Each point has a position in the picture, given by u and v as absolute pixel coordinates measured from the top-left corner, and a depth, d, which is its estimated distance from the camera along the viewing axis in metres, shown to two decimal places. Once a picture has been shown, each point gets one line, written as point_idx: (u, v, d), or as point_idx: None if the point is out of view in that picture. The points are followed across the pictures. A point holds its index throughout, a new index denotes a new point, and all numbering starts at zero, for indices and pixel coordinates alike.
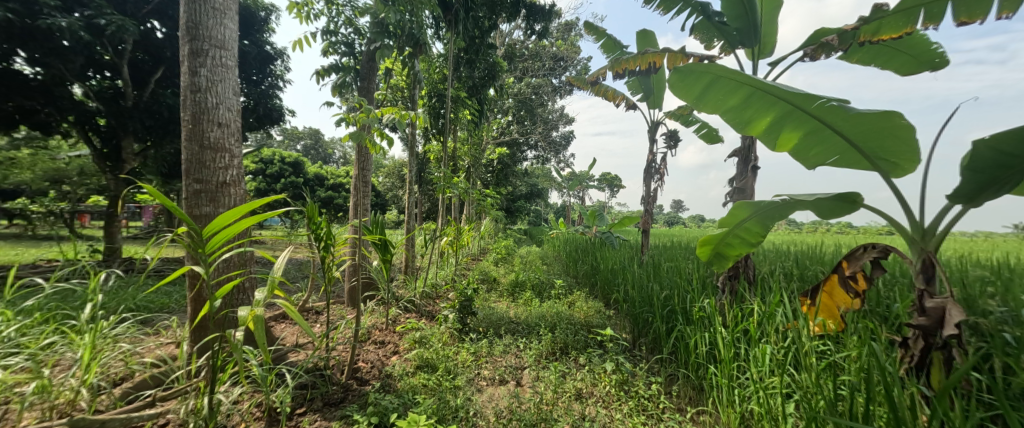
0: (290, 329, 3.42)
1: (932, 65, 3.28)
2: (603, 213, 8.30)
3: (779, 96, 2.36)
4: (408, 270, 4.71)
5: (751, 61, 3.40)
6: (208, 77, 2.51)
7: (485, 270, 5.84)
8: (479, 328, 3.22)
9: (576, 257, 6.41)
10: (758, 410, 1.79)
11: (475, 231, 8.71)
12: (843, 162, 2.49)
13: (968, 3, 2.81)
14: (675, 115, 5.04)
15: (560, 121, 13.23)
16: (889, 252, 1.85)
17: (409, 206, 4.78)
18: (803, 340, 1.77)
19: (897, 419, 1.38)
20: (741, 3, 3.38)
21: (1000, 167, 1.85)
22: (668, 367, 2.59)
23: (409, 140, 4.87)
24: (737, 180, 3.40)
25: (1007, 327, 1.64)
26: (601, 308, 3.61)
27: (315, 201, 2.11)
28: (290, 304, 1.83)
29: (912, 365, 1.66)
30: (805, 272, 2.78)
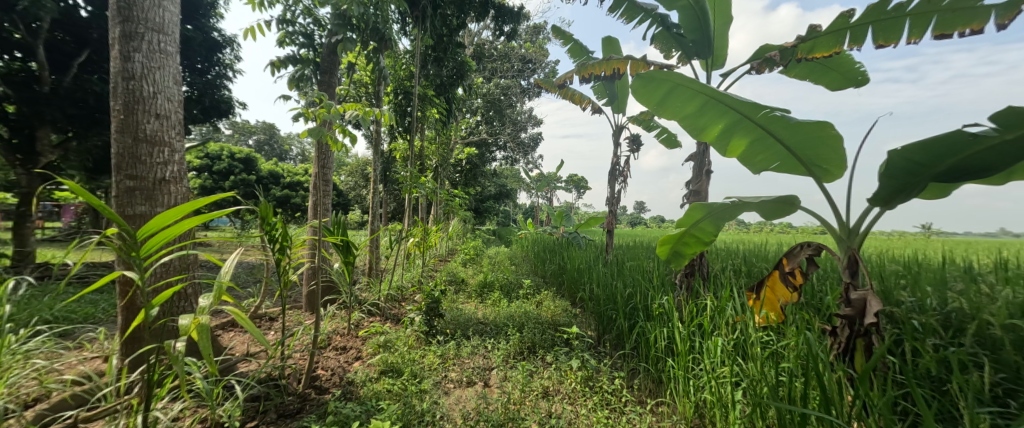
0: (239, 337, 3.20)
1: (857, 82, 3.64)
2: (570, 214, 8.48)
3: (730, 105, 2.52)
4: (372, 273, 4.55)
5: (705, 71, 3.62)
6: (144, 63, 2.28)
7: (453, 271, 5.76)
8: (447, 331, 3.17)
9: (544, 257, 6.49)
10: (710, 398, 1.90)
11: (443, 232, 8.58)
12: (783, 168, 2.70)
13: (885, 29, 3.15)
14: (637, 120, 5.23)
15: (528, 123, 13.34)
16: (822, 250, 2.02)
17: (373, 206, 4.61)
18: (749, 331, 1.91)
19: (827, 400, 1.52)
20: (697, 17, 3.59)
21: (911, 175, 2.07)
22: (630, 361, 2.70)
23: (374, 138, 4.71)
24: (693, 183, 3.60)
25: (915, 315, 1.85)
26: (568, 306, 3.69)
27: (270, 201, 1.97)
28: (239, 309, 1.70)
29: (839, 351, 1.84)
30: (752, 269, 3.00)
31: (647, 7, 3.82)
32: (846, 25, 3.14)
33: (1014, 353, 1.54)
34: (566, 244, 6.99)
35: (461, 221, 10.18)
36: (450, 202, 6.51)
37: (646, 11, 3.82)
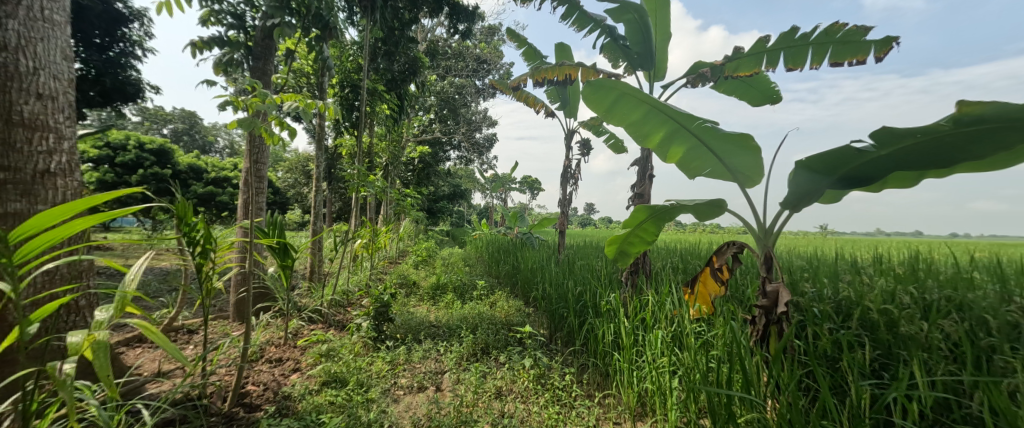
0: (149, 354, 2.81)
1: (772, 100, 4.10)
2: (524, 215, 8.55)
3: (670, 115, 2.73)
4: (314, 276, 4.24)
5: (648, 82, 3.86)
6: (22, 32, 1.92)
7: (404, 273, 5.57)
8: (397, 336, 3.03)
9: (498, 258, 6.48)
10: (651, 387, 2.04)
11: (394, 233, 8.26)
12: (713, 174, 2.97)
13: (793, 55, 3.59)
14: (587, 125, 5.44)
15: (483, 123, 13.25)
16: (744, 248, 2.25)
17: (316, 205, 4.30)
18: (685, 323, 2.08)
19: (748, 382, 1.69)
20: (642, 30, 3.82)
21: (812, 182, 2.35)
22: (580, 357, 2.81)
23: (316, 132, 4.41)
24: (637, 186, 3.82)
25: (816, 303, 2.14)
26: (522, 305, 3.74)
27: (189, 198, 1.75)
28: (148, 323, 1.47)
29: (758, 338, 2.06)
30: (688, 266, 3.27)
31: (596, 18, 3.99)
32: (762, 49, 3.59)
33: (886, 333, 1.84)
34: (518, 245, 7.06)
35: (414, 221, 9.89)
36: (402, 201, 6.28)
37: (596, 21, 3.98)
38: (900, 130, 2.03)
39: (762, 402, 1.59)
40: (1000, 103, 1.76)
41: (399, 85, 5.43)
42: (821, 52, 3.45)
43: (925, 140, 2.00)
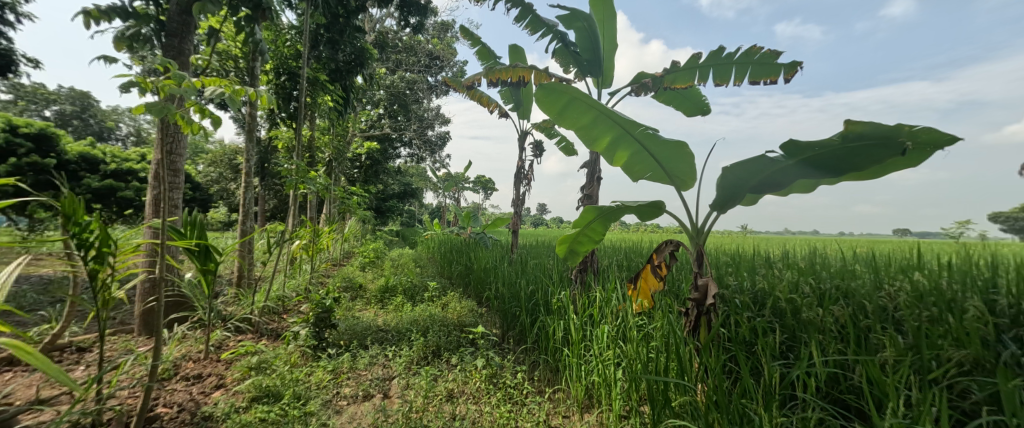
0: (24, 378, 2.36)
1: (703, 112, 4.46)
2: (478, 214, 8.48)
3: (617, 120, 2.86)
4: (242, 282, 3.84)
5: (596, 88, 4.01)
6: None
7: (350, 276, 5.32)
8: (339, 343, 2.91)
9: (450, 258, 6.35)
10: (597, 380, 2.13)
11: (338, 233, 7.80)
12: (654, 179, 3.15)
13: (721, 71, 3.94)
14: (540, 126, 5.53)
15: (437, 120, 12.96)
16: (679, 245, 2.41)
17: (247, 203, 3.91)
18: (629, 317, 2.21)
19: (681, 368, 1.83)
20: (591, 38, 3.96)
21: (735, 187, 2.62)
22: (531, 354, 2.87)
23: (246, 122, 4.00)
24: (586, 188, 3.95)
25: (738, 295, 2.39)
26: (476, 304, 3.72)
27: (78, 193, 1.61)
28: (19, 341, 1.29)
29: (690, 328, 2.22)
30: (633, 264, 3.48)
31: (548, 23, 4.07)
32: (694, 64, 3.91)
33: (793, 320, 2.09)
34: (469, 245, 6.99)
35: (358, 220, 9.40)
36: (347, 200, 5.93)
37: (548, 25, 4.07)
38: (804, 141, 2.34)
39: (693, 386, 1.72)
40: (875, 122, 2.10)
41: (342, 76, 5.10)
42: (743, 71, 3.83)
43: (823, 151, 2.32)
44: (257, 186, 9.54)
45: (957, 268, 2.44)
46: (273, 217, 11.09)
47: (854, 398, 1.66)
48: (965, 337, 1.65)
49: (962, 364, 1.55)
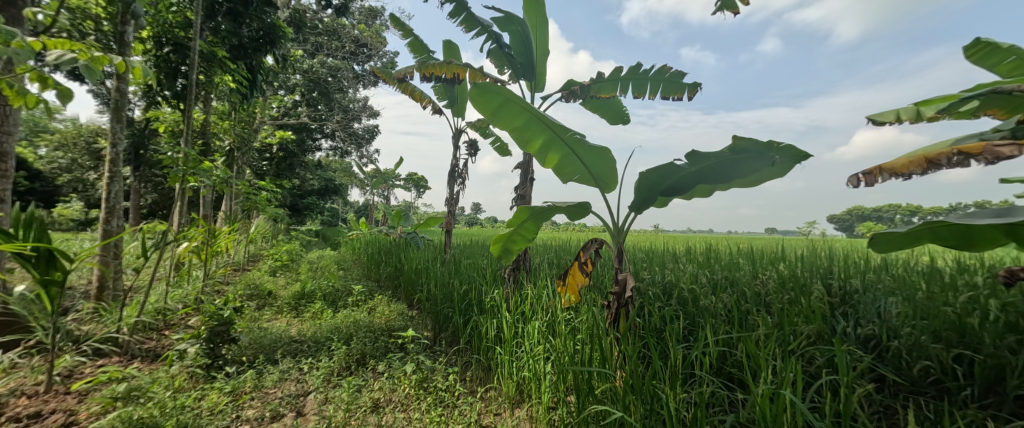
0: None
1: (625, 121, 4.82)
2: (409, 213, 7.98)
3: (549, 124, 2.96)
4: (104, 295, 3.17)
5: (529, 91, 4.09)
6: None
7: (257, 281, 4.91)
8: (241, 359, 2.74)
9: (378, 259, 5.99)
10: (528, 375, 2.19)
11: (242, 233, 6.93)
12: (581, 181, 3.34)
13: (640, 84, 4.29)
14: (474, 126, 5.50)
15: (365, 113, 12.23)
16: (603, 244, 2.60)
17: (117, 197, 3.29)
18: (558, 313, 2.32)
19: (603, 357, 1.94)
20: (525, 42, 4.03)
21: (648, 190, 2.99)
22: (464, 355, 2.86)
23: (115, 98, 3.33)
24: (520, 188, 4.03)
25: (651, 288, 2.67)
26: (407, 307, 3.60)
27: None
28: None
29: (611, 318, 2.36)
30: (562, 261, 3.80)
31: (483, 22, 4.05)
32: (617, 77, 4.21)
33: (692, 308, 2.38)
34: (395, 245, 6.68)
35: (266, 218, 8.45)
36: (254, 196, 5.28)
37: (482, 25, 4.05)
38: (704, 152, 2.67)
39: (615, 373, 1.84)
40: (757, 139, 2.48)
41: (246, 54, 4.53)
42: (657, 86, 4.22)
43: (720, 161, 2.67)
44: (129, 177, 8.03)
45: (809, 260, 3.01)
46: (149, 214, 9.44)
47: (737, 370, 1.92)
48: (812, 315, 2.02)
49: (810, 336, 1.90)
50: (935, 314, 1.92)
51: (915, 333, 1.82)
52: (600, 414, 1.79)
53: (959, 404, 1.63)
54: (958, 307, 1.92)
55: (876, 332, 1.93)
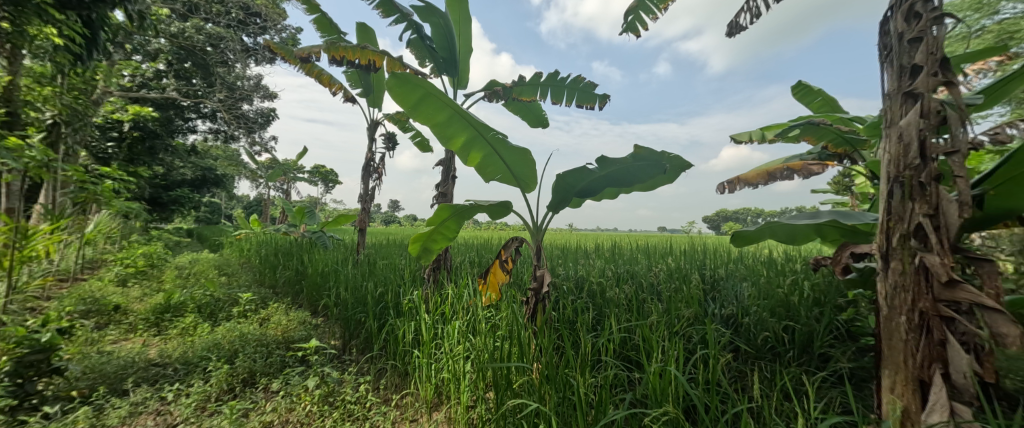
0: None
1: (543, 123, 5.01)
2: (314, 210, 7.15)
3: (472, 122, 2.94)
4: None
5: (452, 87, 4.01)
6: None
7: (105, 291, 4.15)
8: (69, 394, 2.35)
9: (274, 262, 5.32)
10: (447, 376, 2.18)
11: (74, 232, 5.51)
12: (503, 180, 3.39)
13: (557, 89, 4.51)
14: (392, 118, 5.30)
15: (257, 93, 10.89)
16: (523, 242, 2.69)
17: None
18: (477, 313, 2.40)
19: (520, 351, 2.01)
20: (447, 36, 3.92)
21: (563, 191, 3.21)
22: (377, 362, 2.81)
23: None
24: (441, 186, 3.94)
25: (564, 284, 2.94)
26: (310, 315, 3.55)
27: None
28: None
29: (530, 313, 2.43)
30: (482, 260, 4.08)
31: (402, 9, 3.82)
32: (536, 82, 4.37)
33: (600, 300, 2.65)
34: (292, 246, 6.00)
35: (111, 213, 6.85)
36: (94, 188, 4.22)
37: (402, 13, 3.83)
38: (610, 158, 2.97)
39: (531, 366, 1.90)
40: (654, 149, 2.83)
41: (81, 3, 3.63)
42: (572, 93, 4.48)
43: (624, 167, 2.98)
44: None
45: (688, 255, 3.62)
46: None
47: (634, 353, 2.14)
48: (691, 300, 2.39)
49: (689, 318, 2.26)
50: (773, 294, 2.44)
51: (760, 311, 2.29)
52: (518, 407, 1.85)
53: (785, 363, 2.09)
54: (787, 288, 2.48)
55: (735, 311, 2.37)
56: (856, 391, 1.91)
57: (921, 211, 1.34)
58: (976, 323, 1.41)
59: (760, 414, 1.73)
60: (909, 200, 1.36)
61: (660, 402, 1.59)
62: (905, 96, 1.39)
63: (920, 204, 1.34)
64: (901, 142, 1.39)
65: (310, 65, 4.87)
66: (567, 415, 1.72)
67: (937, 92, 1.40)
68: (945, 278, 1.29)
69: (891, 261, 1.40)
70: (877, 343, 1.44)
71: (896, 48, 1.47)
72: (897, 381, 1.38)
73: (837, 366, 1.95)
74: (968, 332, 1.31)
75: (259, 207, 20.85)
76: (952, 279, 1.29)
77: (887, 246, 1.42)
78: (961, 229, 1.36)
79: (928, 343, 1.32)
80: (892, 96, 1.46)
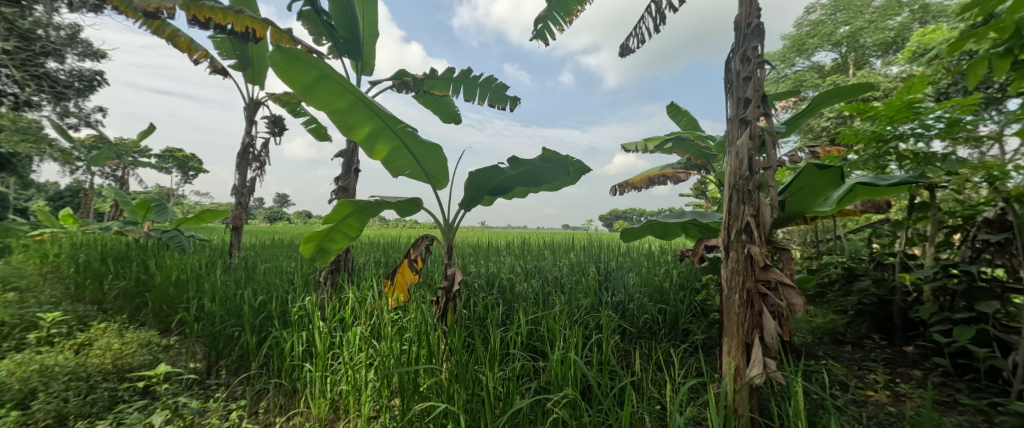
0: None
1: (457, 121, 4.87)
2: (161, 200, 5.50)
3: (375, 111, 3.02)
4: None
5: (354, 72, 3.74)
6: None
7: None
8: None
9: (93, 267, 4.14)
10: (346, 388, 2.07)
11: None
12: (412, 175, 3.54)
13: (471, 88, 4.46)
14: (279, 99, 4.67)
15: (67, 49, 8.58)
16: (433, 241, 2.75)
17: None
18: (382, 317, 2.33)
19: (429, 354, 1.97)
20: (347, 14, 3.62)
21: (475, 189, 3.37)
22: (257, 383, 2.50)
23: None
24: (342, 179, 3.87)
25: (476, 281, 3.04)
26: (156, 334, 2.94)
27: None
28: None
29: (440, 313, 2.44)
30: (384, 261, 4.01)
31: None
32: (449, 77, 4.25)
33: (510, 295, 2.80)
34: (128, 250, 4.71)
35: None
36: None
37: None
38: (521, 159, 3.23)
39: (440, 367, 1.89)
40: (560, 153, 3.20)
41: None
42: (485, 94, 4.50)
43: (534, 168, 3.27)
44: None
45: (585, 251, 4.05)
46: None
47: (539, 343, 2.27)
48: (587, 291, 2.72)
49: (587, 306, 2.53)
50: (651, 282, 2.89)
51: (641, 297, 2.70)
52: (426, 410, 1.81)
53: (658, 338, 2.50)
54: (661, 276, 3.01)
55: (623, 299, 2.74)
56: (706, 356, 2.39)
57: (749, 213, 1.73)
58: (781, 298, 1.89)
59: (640, 385, 2.02)
60: (742, 203, 1.75)
61: (561, 386, 1.74)
62: (740, 122, 1.79)
63: (748, 207, 1.74)
64: (737, 158, 1.77)
65: (160, 23, 4.13)
66: (476, 411, 1.73)
67: (760, 120, 1.82)
68: (762, 263, 1.69)
69: (731, 251, 1.78)
70: (720, 317, 1.83)
71: (735, 83, 1.86)
72: (732, 345, 1.77)
73: (694, 338, 2.42)
74: (775, 304, 1.75)
75: (63, 198, 16.00)
76: (765, 265, 1.71)
77: (728, 239, 1.79)
78: (772, 227, 1.80)
79: (751, 315, 1.73)
80: (732, 121, 1.85)
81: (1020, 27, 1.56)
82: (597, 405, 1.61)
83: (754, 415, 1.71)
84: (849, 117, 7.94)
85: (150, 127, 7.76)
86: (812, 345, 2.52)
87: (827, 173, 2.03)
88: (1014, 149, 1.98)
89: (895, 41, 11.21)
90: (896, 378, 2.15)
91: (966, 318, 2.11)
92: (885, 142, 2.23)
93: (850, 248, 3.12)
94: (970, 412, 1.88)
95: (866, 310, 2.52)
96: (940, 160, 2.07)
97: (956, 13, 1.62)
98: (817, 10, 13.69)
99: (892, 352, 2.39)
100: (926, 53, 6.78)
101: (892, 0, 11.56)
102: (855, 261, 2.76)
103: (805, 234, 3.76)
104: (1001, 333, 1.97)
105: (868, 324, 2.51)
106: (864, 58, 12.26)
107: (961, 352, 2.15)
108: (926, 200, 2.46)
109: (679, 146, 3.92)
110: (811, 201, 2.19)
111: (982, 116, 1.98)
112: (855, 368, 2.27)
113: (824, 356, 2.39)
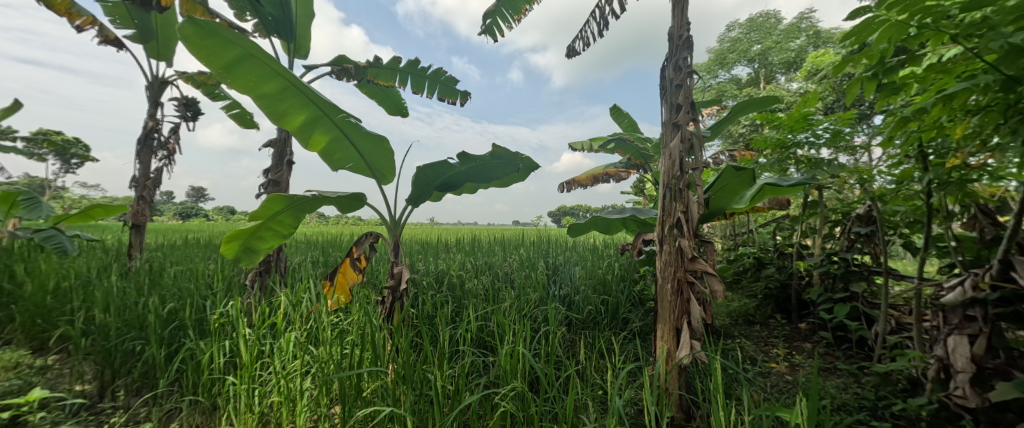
0: None
1: (403, 114, 4.65)
2: (31, 196, 4.55)
3: (310, 97, 2.78)
4: None
5: (284, 53, 3.43)
6: None
7: None
8: None
9: None
10: (277, 399, 1.91)
11: None
12: (355, 169, 3.34)
13: (419, 79, 4.28)
14: (192, 79, 4.10)
15: None
16: (377, 239, 2.73)
17: None
18: (319, 320, 2.19)
19: (373, 355, 1.88)
20: None
21: (422, 183, 3.30)
22: (167, 402, 2.22)
23: None
24: (272, 172, 3.55)
25: (424, 278, 2.97)
26: (29, 354, 2.46)
27: None
28: None
29: (385, 313, 2.37)
30: (320, 261, 3.73)
31: None
32: (395, 67, 4.04)
33: (459, 292, 2.78)
34: None
35: None
36: None
37: None
38: (472, 155, 3.27)
39: (385, 369, 1.82)
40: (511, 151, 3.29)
41: None
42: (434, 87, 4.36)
43: (484, 163, 3.34)
44: None
45: (534, 247, 4.15)
46: None
47: (490, 339, 2.28)
48: (536, 286, 2.80)
49: (536, 300, 2.61)
50: (595, 275, 3.05)
51: (586, 289, 2.84)
52: (368, 416, 1.73)
53: (602, 327, 2.65)
54: (604, 269, 3.19)
55: (569, 291, 2.86)
56: (642, 342, 2.59)
57: (679, 209, 1.89)
58: (705, 286, 2.09)
59: (584, 373, 2.14)
60: (674, 200, 1.91)
61: (509, 379, 1.77)
62: (672, 127, 1.96)
63: (679, 204, 1.90)
64: (669, 160, 1.93)
65: None
66: (424, 411, 1.71)
67: (689, 125, 1.99)
68: (690, 255, 1.87)
69: (664, 244, 1.94)
70: (655, 304, 1.98)
71: (669, 90, 2.02)
72: (665, 331, 1.93)
73: (633, 325, 2.61)
74: (701, 292, 1.93)
75: None
76: (693, 256, 1.89)
77: (662, 234, 1.95)
78: (699, 222, 1.98)
79: (681, 302, 1.89)
80: (666, 125, 1.99)
81: (883, 56, 1.87)
82: (544, 396, 1.66)
83: (682, 392, 1.88)
84: (760, 126, 9.04)
85: (15, 103, 6.32)
86: (729, 326, 2.86)
87: (741, 174, 2.32)
88: (879, 158, 2.38)
89: (795, 60, 12.91)
90: (792, 350, 2.53)
91: (844, 297, 2.54)
92: (787, 148, 2.58)
93: (759, 240, 3.56)
94: (846, 375, 2.26)
95: (771, 293, 2.95)
96: (827, 165, 2.43)
97: (839, 40, 1.89)
98: (735, 29, 15.25)
99: (790, 328, 2.79)
100: (821, 74, 7.90)
101: (793, 25, 13.25)
102: (764, 252, 3.16)
103: (725, 228, 4.30)
104: (867, 308, 2.41)
105: (772, 306, 2.94)
106: (772, 75, 13.96)
107: (840, 326, 2.57)
108: (818, 198, 2.88)
109: (620, 146, 4.33)
110: (729, 199, 2.48)
111: (857, 128, 2.36)
112: (762, 344, 2.62)
113: (738, 335, 2.72)
